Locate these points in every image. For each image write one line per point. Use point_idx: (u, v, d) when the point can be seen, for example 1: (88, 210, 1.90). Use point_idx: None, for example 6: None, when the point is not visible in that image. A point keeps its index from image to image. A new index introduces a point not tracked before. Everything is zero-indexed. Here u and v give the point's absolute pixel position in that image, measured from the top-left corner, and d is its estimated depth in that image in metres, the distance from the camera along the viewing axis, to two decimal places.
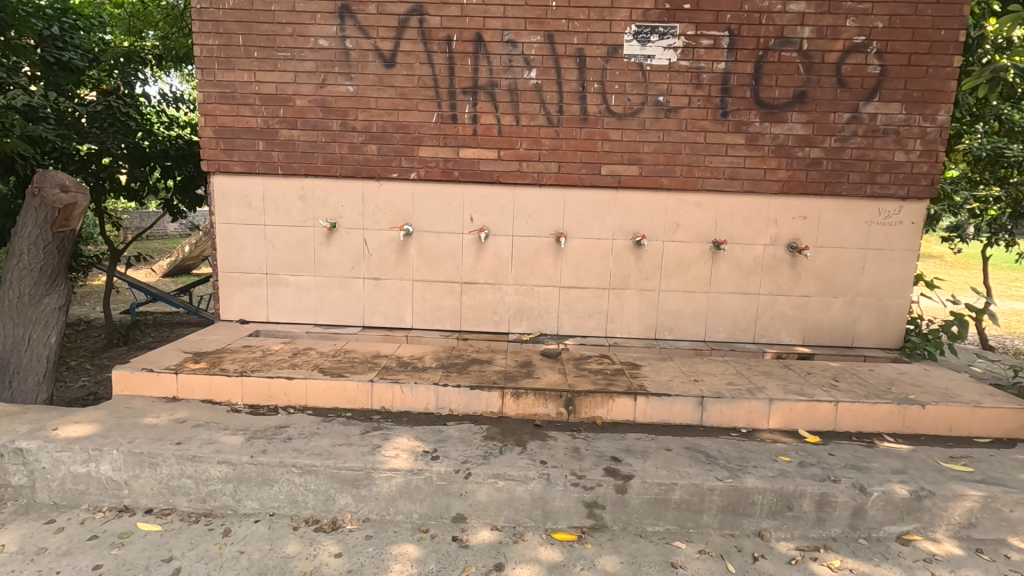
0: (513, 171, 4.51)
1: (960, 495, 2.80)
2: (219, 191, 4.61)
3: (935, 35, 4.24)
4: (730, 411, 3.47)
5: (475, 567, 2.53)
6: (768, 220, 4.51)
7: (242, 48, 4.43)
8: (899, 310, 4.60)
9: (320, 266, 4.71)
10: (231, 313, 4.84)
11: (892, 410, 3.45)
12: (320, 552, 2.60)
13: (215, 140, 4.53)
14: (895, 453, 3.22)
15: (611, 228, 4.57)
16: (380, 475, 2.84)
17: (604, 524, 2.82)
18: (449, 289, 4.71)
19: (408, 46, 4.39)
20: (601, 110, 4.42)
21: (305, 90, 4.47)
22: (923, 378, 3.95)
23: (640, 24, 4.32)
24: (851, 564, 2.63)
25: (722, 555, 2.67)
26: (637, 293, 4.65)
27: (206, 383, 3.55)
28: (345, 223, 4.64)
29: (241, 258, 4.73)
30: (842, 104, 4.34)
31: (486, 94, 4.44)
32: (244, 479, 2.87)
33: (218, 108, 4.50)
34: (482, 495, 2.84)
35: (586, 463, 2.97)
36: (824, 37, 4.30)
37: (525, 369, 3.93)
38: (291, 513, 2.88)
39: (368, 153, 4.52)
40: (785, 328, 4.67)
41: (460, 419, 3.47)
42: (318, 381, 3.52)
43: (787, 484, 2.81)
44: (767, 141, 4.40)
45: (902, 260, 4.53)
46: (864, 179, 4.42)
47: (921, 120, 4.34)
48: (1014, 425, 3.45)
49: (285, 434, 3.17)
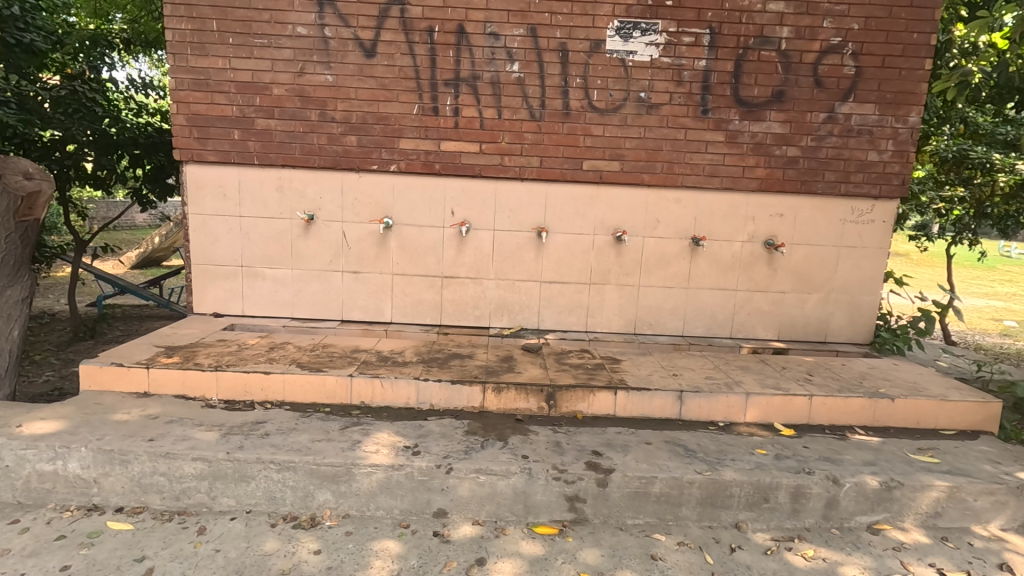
0: (495, 165, 4.49)
1: (928, 485, 2.90)
2: (192, 181, 4.49)
3: (908, 38, 4.34)
4: (709, 405, 3.52)
5: (456, 563, 2.51)
6: (745, 217, 4.59)
7: (216, 34, 4.30)
8: (870, 307, 4.72)
9: (297, 259, 4.63)
10: (204, 307, 4.72)
11: (863, 405, 3.54)
12: (299, 549, 2.56)
13: (188, 128, 4.40)
14: (866, 445, 3.31)
15: (592, 223, 4.58)
16: (360, 470, 2.81)
17: (585, 517, 2.84)
18: (430, 283, 4.67)
19: (388, 36, 4.32)
20: (583, 105, 4.42)
21: (282, 79, 4.36)
22: (893, 373, 4.07)
23: (623, 20, 4.32)
24: (824, 553, 2.70)
25: (701, 547, 2.71)
26: (618, 288, 4.69)
27: (180, 378, 3.46)
28: (324, 215, 4.56)
29: (215, 250, 4.62)
30: (819, 103, 4.42)
31: (468, 87, 4.40)
32: (220, 476, 2.81)
33: (191, 95, 4.36)
34: (465, 490, 2.83)
35: (568, 458, 2.99)
36: (802, 37, 4.36)
37: (507, 363, 3.93)
38: (269, 510, 2.83)
39: (348, 144, 4.44)
40: (761, 323, 4.76)
41: (441, 414, 3.45)
42: (296, 376, 3.46)
43: (763, 477, 2.87)
44: (746, 139, 4.46)
45: (874, 258, 4.65)
46: (839, 178, 4.51)
47: (893, 122, 4.45)
48: (979, 418, 3.57)
49: (262, 430, 3.10)
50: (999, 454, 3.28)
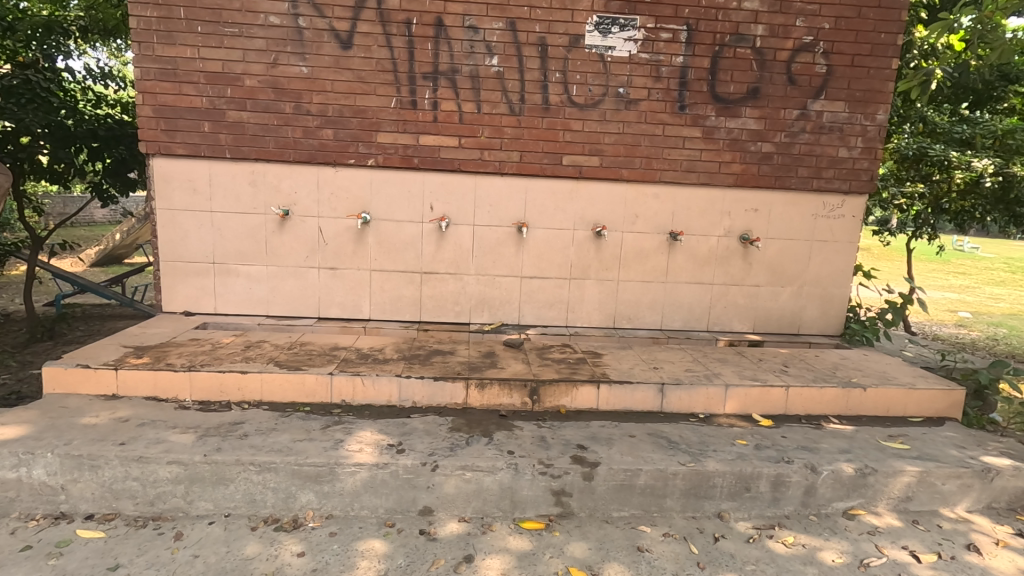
0: (474, 159, 4.45)
1: (900, 471, 3.00)
2: (159, 174, 4.32)
3: (876, 38, 4.47)
4: (689, 398, 3.57)
5: (444, 561, 2.49)
6: (722, 212, 4.66)
7: (184, 22, 4.14)
8: (841, 299, 4.87)
9: (273, 255, 4.52)
10: (174, 305, 4.57)
11: (837, 394, 3.64)
12: (281, 553, 2.49)
13: (155, 120, 4.23)
14: (841, 434, 3.41)
15: (572, 218, 4.59)
16: (344, 470, 2.76)
17: (571, 511, 2.85)
18: (409, 280, 4.62)
19: (365, 27, 4.23)
20: (562, 100, 4.41)
21: (254, 70, 4.23)
22: (863, 363, 4.20)
23: (601, 15, 4.32)
24: (803, 540, 2.77)
25: (685, 537, 2.75)
26: (598, 284, 4.72)
27: (151, 379, 3.34)
28: (300, 210, 4.46)
29: (186, 247, 4.47)
30: (792, 101, 4.51)
31: (447, 80, 4.34)
32: (197, 479, 2.72)
33: (157, 85, 4.19)
34: (451, 487, 2.81)
35: (554, 452, 3.00)
36: (776, 36, 4.44)
37: (489, 359, 3.91)
38: (249, 513, 2.75)
39: (324, 138, 4.34)
40: (737, 316, 4.85)
41: (424, 411, 3.41)
42: (274, 374, 3.38)
43: (745, 467, 2.93)
44: (722, 135, 4.52)
45: (845, 252, 4.79)
46: (812, 174, 4.62)
47: (863, 119, 4.57)
48: (944, 405, 3.71)
49: (240, 431, 3.02)
50: (963, 439, 3.42)
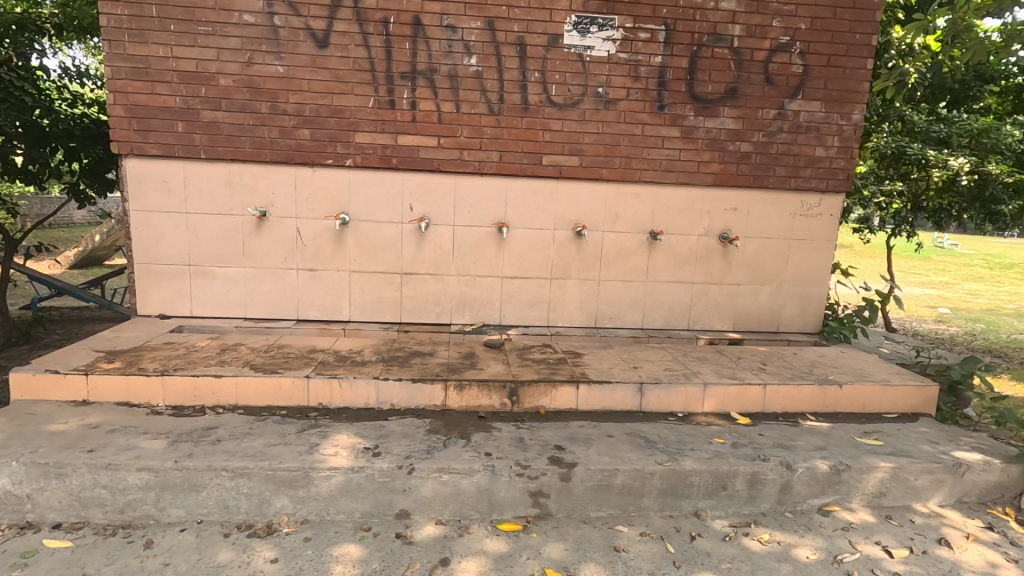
0: (454, 159, 4.43)
1: (874, 467, 3.03)
2: (133, 175, 4.25)
3: (851, 38, 4.52)
4: (668, 397, 3.59)
5: (420, 564, 2.47)
6: (701, 211, 4.68)
7: (156, 20, 4.07)
8: (819, 297, 4.92)
9: (250, 257, 4.47)
10: (149, 308, 4.50)
11: (813, 392, 3.68)
12: (254, 559, 2.46)
13: (127, 120, 4.16)
14: (817, 431, 3.45)
15: (552, 218, 4.59)
16: (319, 474, 2.74)
17: (549, 512, 2.85)
18: (389, 281, 4.59)
19: (342, 26, 4.19)
20: (542, 100, 4.40)
21: (229, 69, 4.17)
22: (840, 360, 4.25)
23: (580, 15, 4.32)
24: (778, 537, 2.79)
25: (662, 536, 2.75)
26: (579, 283, 4.72)
27: (123, 384, 3.28)
28: (277, 211, 4.41)
29: (161, 249, 4.40)
30: (769, 100, 4.55)
31: (425, 80, 4.32)
32: (168, 486, 2.67)
33: (129, 84, 4.12)
34: (428, 489, 2.80)
35: (531, 453, 2.99)
36: (753, 36, 4.46)
37: (469, 360, 3.89)
38: (222, 520, 2.72)
39: (301, 138, 4.29)
40: (717, 315, 4.88)
41: (402, 413, 3.39)
42: (249, 378, 3.34)
43: (721, 465, 2.95)
44: (701, 135, 4.54)
45: (822, 250, 4.84)
46: (789, 173, 4.66)
47: (839, 119, 4.62)
48: (918, 401, 3.77)
49: (213, 436, 2.97)
50: (936, 435, 3.47)
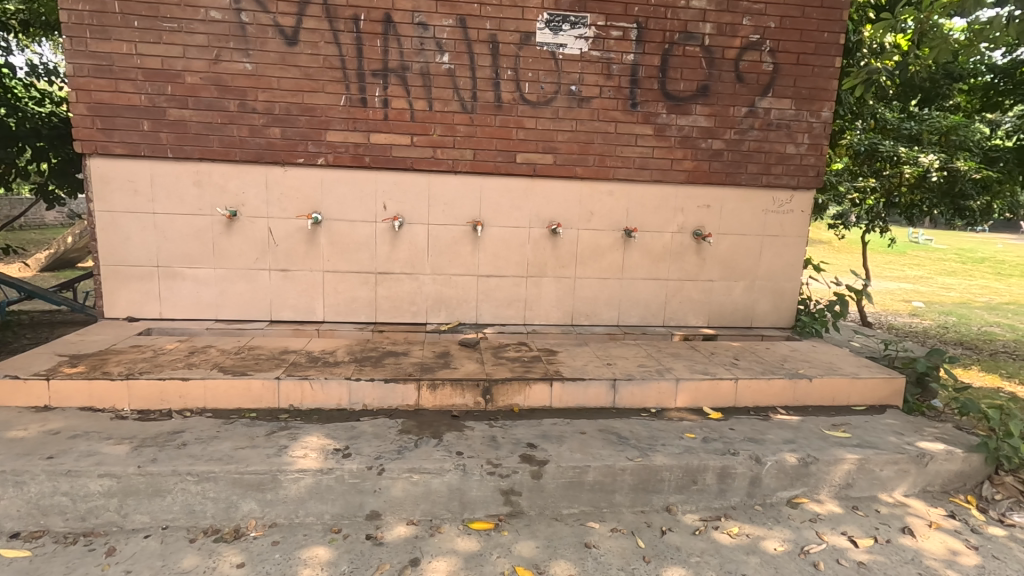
0: (427, 158, 4.40)
1: (841, 459, 3.08)
2: (97, 175, 4.15)
3: (819, 37, 4.59)
4: (641, 393, 3.61)
5: (390, 565, 2.45)
6: (675, 208, 4.71)
7: (120, 17, 3.99)
8: (792, 292, 4.99)
9: (220, 257, 4.39)
10: (117, 311, 4.41)
11: (783, 386, 3.73)
12: (220, 564, 2.42)
13: (90, 118, 4.06)
14: (787, 424, 3.50)
15: (527, 216, 4.59)
16: (287, 477, 2.71)
17: (521, 510, 2.85)
18: (363, 280, 4.55)
19: (312, 23, 4.14)
20: (515, 98, 4.40)
21: (195, 66, 4.09)
22: (811, 355, 4.31)
23: (552, 12, 4.32)
24: (747, 530, 2.83)
25: (633, 531, 2.77)
26: (555, 281, 4.73)
27: (86, 389, 3.21)
28: (248, 211, 4.34)
29: (128, 250, 4.31)
30: (740, 98, 4.59)
31: (397, 78, 4.28)
32: (131, 492, 2.62)
33: (92, 82, 4.03)
34: (399, 490, 2.78)
35: (503, 452, 2.99)
36: (724, 34, 4.51)
37: (443, 360, 3.87)
38: (188, 525, 2.67)
39: (271, 137, 4.23)
40: (692, 311, 4.92)
41: (374, 413, 3.37)
42: (217, 380, 3.28)
43: (692, 460, 2.97)
44: (674, 132, 4.57)
45: (794, 246, 4.92)
46: (761, 170, 4.71)
47: (809, 116, 4.68)
48: (885, 393, 3.84)
49: (179, 440, 2.92)
50: (902, 426, 3.54)
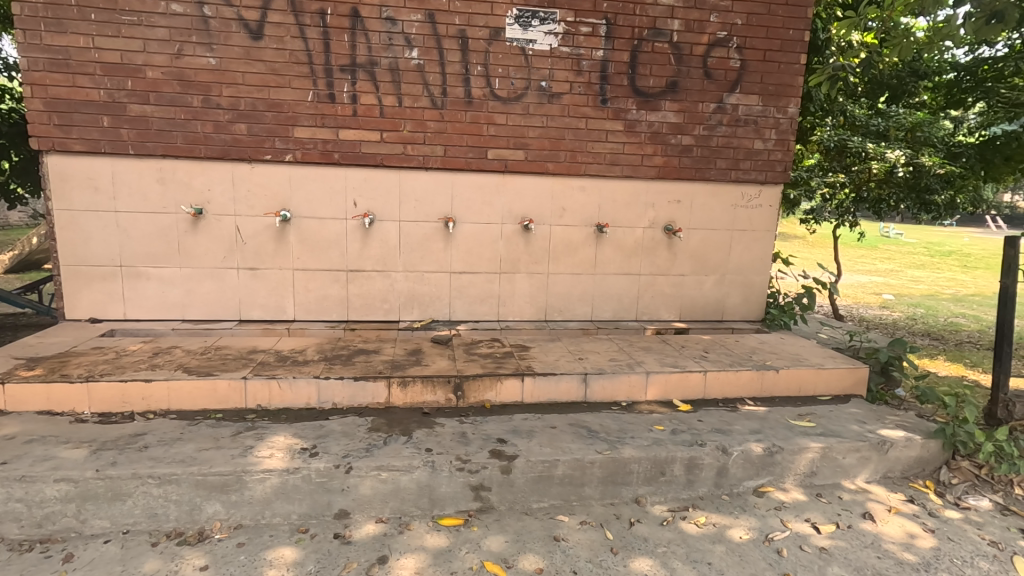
0: (398, 154, 4.37)
1: (805, 448, 3.15)
2: (55, 173, 4.04)
3: (785, 34, 4.66)
4: (612, 386, 3.64)
5: (357, 564, 2.43)
6: (646, 204, 4.75)
7: (76, 9, 3.87)
8: (761, 286, 5.08)
9: (186, 257, 4.31)
10: (78, 312, 4.29)
11: (751, 377, 3.79)
12: (182, 568, 2.38)
13: (46, 114, 3.94)
14: (754, 415, 3.56)
15: (499, 212, 4.58)
16: (252, 477, 2.67)
17: (491, 505, 2.85)
18: (335, 278, 4.50)
19: (277, 17, 4.07)
20: (485, 94, 4.38)
21: (157, 61, 4.00)
22: (779, 346, 4.39)
23: (521, 8, 4.32)
24: (714, 519, 2.87)
25: (601, 524, 2.79)
26: (528, 277, 4.73)
27: (43, 392, 3.12)
28: (214, 209, 4.26)
29: (89, 250, 4.20)
30: (709, 94, 4.64)
31: (365, 73, 4.23)
32: (90, 497, 2.56)
33: (48, 76, 3.91)
34: (367, 488, 2.76)
35: (472, 447, 2.99)
36: (692, 31, 4.55)
37: (414, 357, 3.86)
38: (150, 529, 2.62)
39: (237, 133, 4.15)
40: (664, 305, 4.97)
41: (344, 412, 3.34)
42: (182, 381, 3.22)
43: (660, 452, 3.00)
44: (643, 128, 4.60)
45: (763, 240, 5.00)
46: (729, 166, 4.77)
47: (775, 112, 4.76)
48: (850, 383, 3.93)
49: (140, 443, 2.86)
50: (865, 415, 3.63)
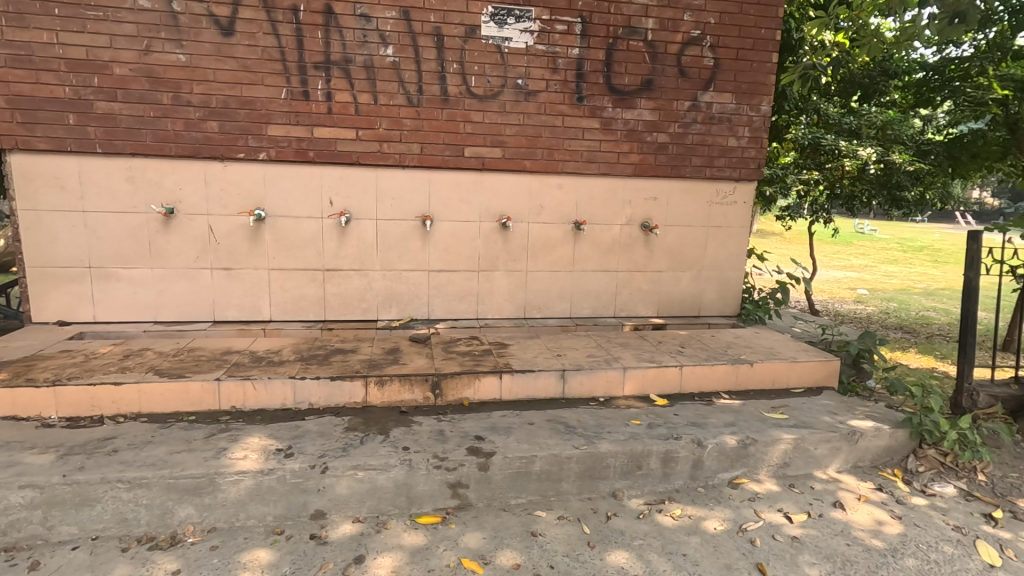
0: (373, 152, 4.34)
1: (777, 439, 3.21)
2: (19, 172, 3.93)
3: (757, 33, 4.73)
4: (590, 382, 3.66)
5: (333, 564, 2.42)
6: (623, 201, 4.79)
7: (38, 4, 3.77)
8: (736, 281, 5.15)
9: (158, 257, 4.23)
10: (45, 315, 4.19)
11: (726, 371, 3.85)
12: (153, 572, 2.34)
13: (9, 111, 3.83)
14: (729, 408, 3.61)
15: (477, 210, 4.58)
16: (226, 480, 2.63)
17: (468, 502, 2.85)
18: (311, 278, 4.46)
19: (248, 14, 4.01)
20: (461, 91, 4.37)
21: (124, 57, 3.92)
22: (754, 341, 4.46)
23: (496, 6, 4.32)
24: (689, 511, 2.91)
25: (579, 518, 2.81)
26: (507, 274, 4.74)
27: (8, 397, 3.04)
28: (186, 208, 4.19)
29: (56, 250, 4.10)
30: (683, 92, 4.69)
31: (340, 70, 4.20)
32: (56, 502, 2.50)
33: (10, 73, 3.80)
34: (343, 488, 2.74)
35: (450, 445, 2.99)
36: (666, 29, 4.60)
37: (392, 356, 3.84)
38: (120, 534, 2.57)
39: (208, 131, 4.08)
40: (642, 302, 5.02)
41: (320, 413, 3.31)
42: (153, 383, 3.17)
43: (636, 446, 3.03)
44: (620, 126, 4.63)
45: (738, 236, 5.07)
46: (704, 163, 4.83)
47: (748, 110, 4.83)
48: (822, 375, 4.01)
49: (110, 447, 2.80)
50: (836, 406, 3.71)
